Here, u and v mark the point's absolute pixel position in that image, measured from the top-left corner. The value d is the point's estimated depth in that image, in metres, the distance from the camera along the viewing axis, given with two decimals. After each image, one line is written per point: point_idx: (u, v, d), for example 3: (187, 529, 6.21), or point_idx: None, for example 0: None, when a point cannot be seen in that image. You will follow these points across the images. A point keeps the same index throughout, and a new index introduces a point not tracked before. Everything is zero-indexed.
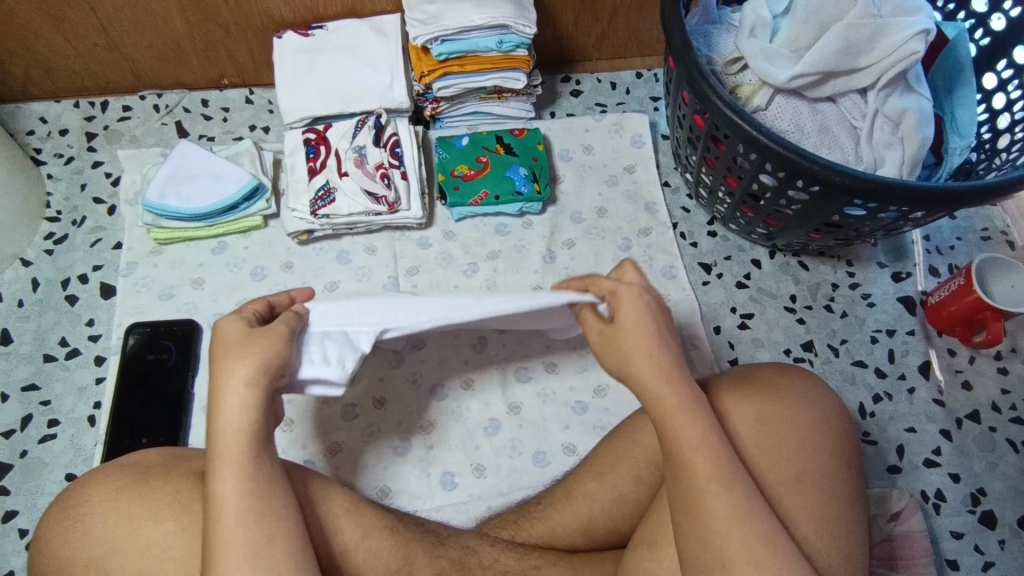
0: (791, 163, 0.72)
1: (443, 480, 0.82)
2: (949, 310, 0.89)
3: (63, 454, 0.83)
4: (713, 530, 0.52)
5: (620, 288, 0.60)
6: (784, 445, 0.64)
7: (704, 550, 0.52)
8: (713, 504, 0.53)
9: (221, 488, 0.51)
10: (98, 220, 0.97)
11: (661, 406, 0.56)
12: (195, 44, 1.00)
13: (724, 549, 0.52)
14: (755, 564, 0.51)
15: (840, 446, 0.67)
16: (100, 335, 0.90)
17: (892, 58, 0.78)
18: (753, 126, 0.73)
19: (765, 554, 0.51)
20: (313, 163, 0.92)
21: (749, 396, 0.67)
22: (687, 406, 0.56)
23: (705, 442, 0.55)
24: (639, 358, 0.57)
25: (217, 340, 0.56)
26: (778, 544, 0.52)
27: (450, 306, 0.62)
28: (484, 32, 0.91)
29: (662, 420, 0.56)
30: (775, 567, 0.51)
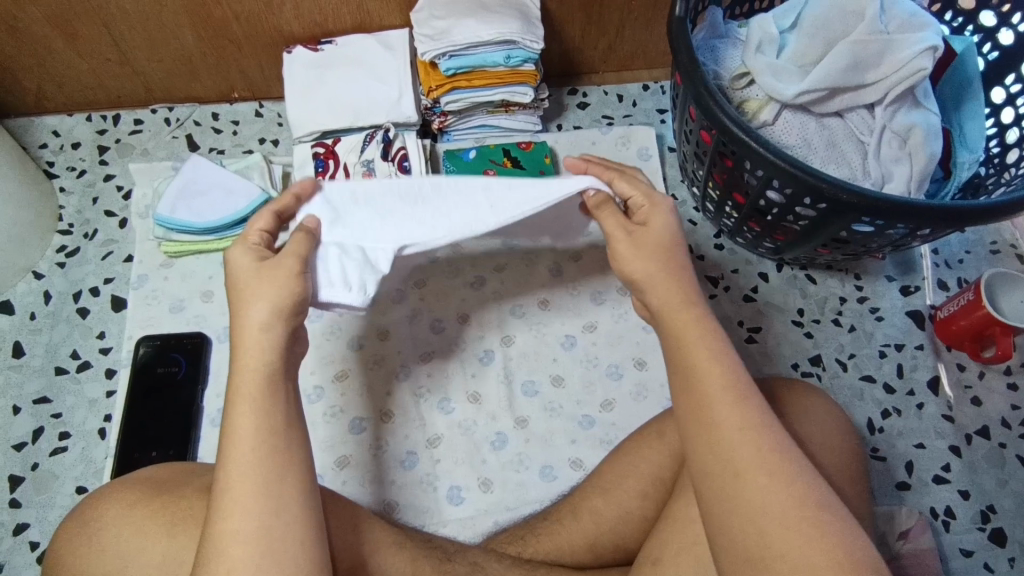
0: (801, 181, 0.72)
1: (450, 495, 0.83)
2: (959, 325, 0.88)
3: (74, 467, 0.84)
4: (726, 438, 0.52)
5: (657, 197, 0.63)
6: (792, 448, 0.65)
7: (717, 461, 0.52)
8: (727, 416, 0.52)
9: (234, 456, 0.51)
10: (110, 233, 0.98)
11: (679, 326, 0.58)
12: (206, 59, 1.01)
13: (736, 458, 0.51)
14: (769, 475, 0.50)
15: (846, 461, 0.67)
16: (110, 348, 0.91)
17: (899, 74, 0.78)
18: (763, 145, 0.73)
19: (780, 466, 0.50)
20: (322, 177, 0.93)
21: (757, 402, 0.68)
22: (706, 332, 0.57)
23: (722, 361, 0.55)
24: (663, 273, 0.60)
25: (233, 269, 0.58)
26: (791, 454, 0.51)
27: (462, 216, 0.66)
28: (492, 48, 0.91)
29: (681, 340, 0.57)
30: (788, 476, 0.50)
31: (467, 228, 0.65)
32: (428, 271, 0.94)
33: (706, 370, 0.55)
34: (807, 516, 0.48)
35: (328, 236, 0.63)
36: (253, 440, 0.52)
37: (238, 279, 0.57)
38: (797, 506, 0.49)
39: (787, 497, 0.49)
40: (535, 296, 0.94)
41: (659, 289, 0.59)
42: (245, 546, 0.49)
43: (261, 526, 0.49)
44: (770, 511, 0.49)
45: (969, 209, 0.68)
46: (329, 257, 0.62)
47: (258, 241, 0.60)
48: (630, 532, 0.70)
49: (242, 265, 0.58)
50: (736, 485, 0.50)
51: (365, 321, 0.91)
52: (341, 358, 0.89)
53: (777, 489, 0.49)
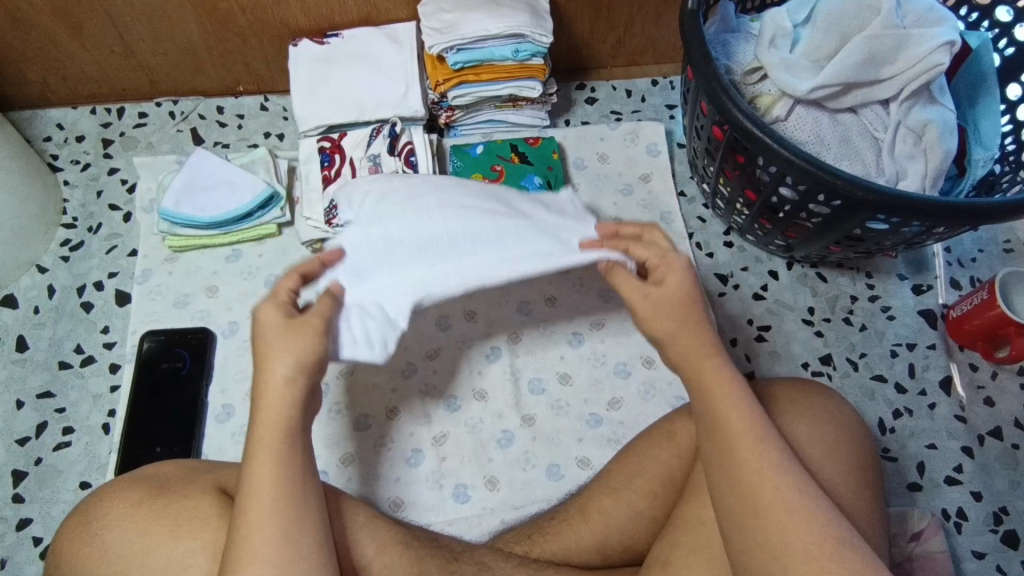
0: (814, 177, 0.71)
1: (456, 493, 0.82)
2: (972, 324, 0.87)
3: (78, 462, 0.83)
4: (747, 478, 0.53)
5: (671, 257, 0.62)
6: (815, 454, 0.65)
7: (739, 500, 0.53)
8: (747, 455, 0.54)
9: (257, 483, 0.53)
10: (114, 227, 0.97)
11: (698, 365, 0.59)
12: (211, 52, 1.00)
13: (758, 498, 0.52)
14: (790, 513, 0.51)
15: (862, 459, 0.67)
16: (114, 343, 0.90)
17: (917, 69, 0.77)
18: (780, 143, 0.71)
19: (801, 504, 0.52)
20: (328, 171, 0.92)
21: (776, 407, 0.67)
22: (723, 371, 0.58)
23: (741, 401, 0.57)
24: (681, 317, 0.60)
25: (260, 325, 0.58)
26: (812, 492, 0.53)
27: (485, 270, 0.65)
28: (500, 41, 0.90)
29: (704, 384, 0.58)
30: (810, 513, 0.51)
31: (481, 281, 0.65)
32: None
33: (727, 410, 0.56)
34: (828, 552, 0.50)
35: (351, 294, 0.63)
36: (275, 466, 0.54)
37: (267, 337, 0.57)
38: (820, 541, 0.50)
39: (808, 534, 0.50)
40: (541, 293, 0.93)
41: (677, 333, 0.60)
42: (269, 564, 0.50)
43: (284, 552, 0.51)
44: (792, 548, 0.50)
45: (988, 206, 0.67)
46: (351, 316, 0.62)
47: (286, 300, 0.60)
48: (640, 534, 0.69)
49: (272, 319, 0.58)
50: (758, 524, 0.52)
51: None
52: None
53: (797, 526, 0.51)
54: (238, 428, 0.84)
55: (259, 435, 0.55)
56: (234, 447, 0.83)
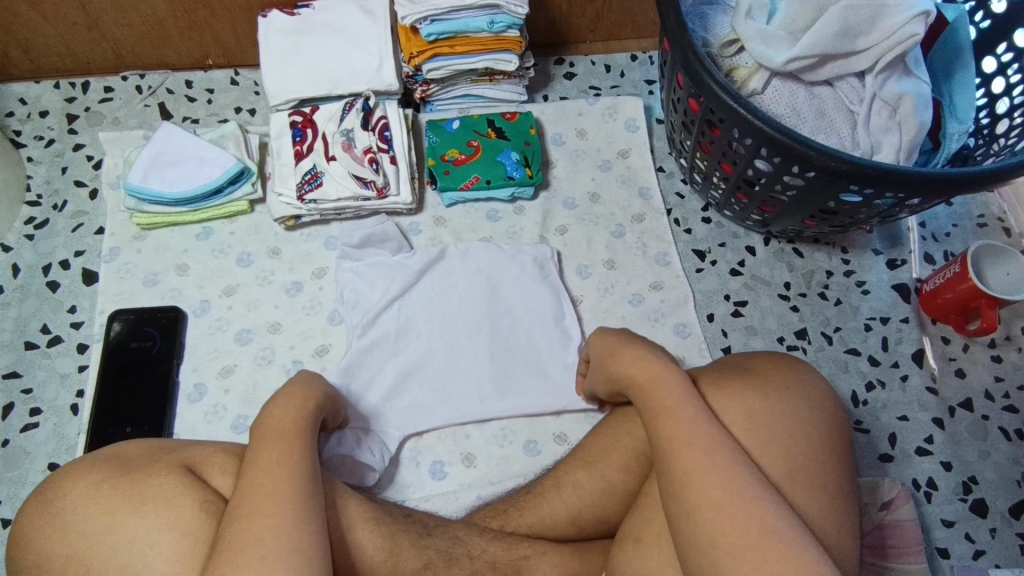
0: (789, 149, 0.70)
1: (433, 470, 0.82)
2: (944, 298, 0.88)
3: (46, 443, 0.82)
4: (685, 478, 0.58)
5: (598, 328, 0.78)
6: (780, 436, 0.66)
7: (677, 500, 0.58)
8: (685, 458, 0.59)
9: (268, 459, 0.58)
10: (80, 205, 0.95)
11: (644, 383, 0.66)
12: (178, 23, 0.97)
13: (689, 496, 0.57)
14: (716, 508, 0.56)
15: (831, 435, 0.68)
16: (82, 322, 0.88)
17: (891, 41, 0.77)
18: (753, 113, 0.71)
19: (730, 500, 0.56)
20: (300, 146, 0.90)
21: (744, 391, 0.69)
22: (667, 385, 0.65)
23: (680, 412, 0.62)
24: (621, 356, 0.70)
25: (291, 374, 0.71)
26: (744, 485, 0.57)
27: (462, 406, 0.84)
28: (474, 12, 0.88)
29: (652, 393, 0.65)
30: (739, 508, 0.56)
31: (460, 417, 0.84)
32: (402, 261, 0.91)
33: (672, 420, 0.62)
34: (753, 543, 0.54)
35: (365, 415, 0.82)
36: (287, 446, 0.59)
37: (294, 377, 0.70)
38: (743, 534, 0.55)
39: (735, 526, 0.55)
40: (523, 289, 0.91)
41: (622, 369, 0.69)
42: (281, 530, 0.53)
43: (293, 522, 0.54)
44: (719, 541, 0.55)
45: (957, 178, 0.67)
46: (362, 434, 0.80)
47: None
48: (613, 510, 0.69)
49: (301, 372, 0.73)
50: (691, 520, 0.57)
51: (346, 294, 0.89)
52: (322, 333, 0.88)
53: (724, 521, 0.55)
54: (211, 407, 0.83)
55: (272, 422, 0.62)
56: (207, 426, 0.82)
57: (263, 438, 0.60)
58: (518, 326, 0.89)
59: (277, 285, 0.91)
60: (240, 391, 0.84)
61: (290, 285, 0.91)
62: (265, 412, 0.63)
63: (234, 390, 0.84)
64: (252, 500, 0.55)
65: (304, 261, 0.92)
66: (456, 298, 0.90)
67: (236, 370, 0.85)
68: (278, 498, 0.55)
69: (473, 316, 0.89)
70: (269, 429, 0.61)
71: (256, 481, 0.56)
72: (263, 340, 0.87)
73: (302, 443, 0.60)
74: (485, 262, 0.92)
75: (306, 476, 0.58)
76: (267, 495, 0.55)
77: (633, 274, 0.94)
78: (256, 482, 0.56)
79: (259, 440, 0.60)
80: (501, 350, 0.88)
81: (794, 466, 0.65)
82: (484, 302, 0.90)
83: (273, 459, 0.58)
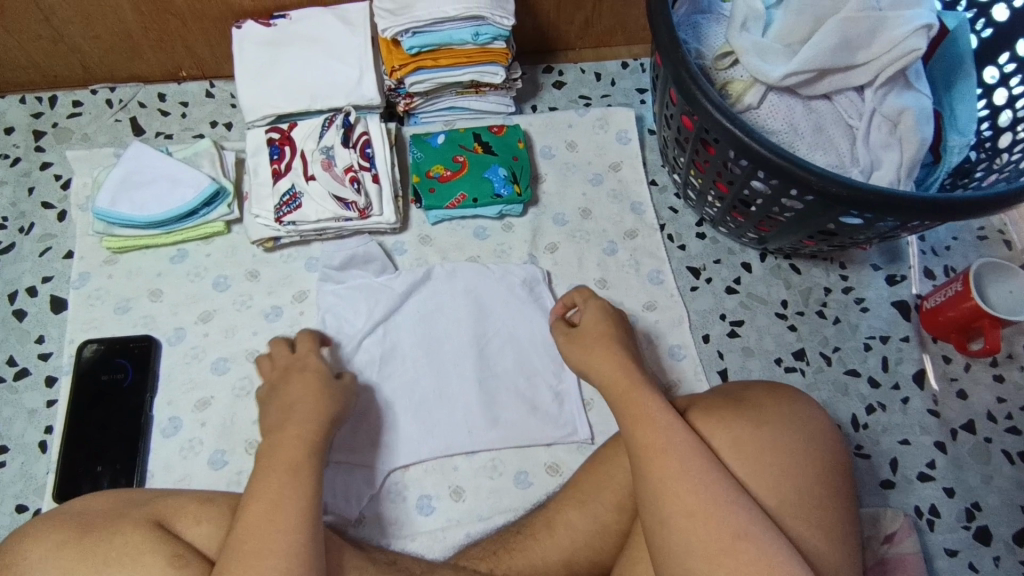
0: (781, 169, 0.67)
1: (420, 505, 0.79)
2: (945, 316, 0.86)
3: (13, 483, 0.78)
4: (659, 487, 0.58)
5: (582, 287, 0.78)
6: (773, 464, 0.65)
7: (652, 510, 0.58)
8: (659, 467, 0.59)
9: (272, 488, 0.57)
10: (48, 227, 0.91)
11: (625, 391, 0.65)
12: (148, 35, 0.92)
13: (664, 506, 0.57)
14: (690, 517, 0.56)
15: (828, 466, 0.66)
16: (50, 353, 0.84)
17: (892, 54, 0.73)
18: (745, 130, 0.68)
19: (706, 511, 0.56)
20: (278, 165, 0.86)
21: (735, 419, 0.67)
22: (647, 395, 0.63)
23: (657, 419, 0.61)
24: (601, 356, 0.69)
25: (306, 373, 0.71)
26: (720, 496, 0.57)
27: (449, 438, 0.81)
28: (458, 23, 0.84)
29: (632, 402, 0.63)
30: (714, 518, 0.56)
31: (448, 448, 0.81)
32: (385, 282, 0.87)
33: (647, 428, 0.61)
34: (724, 548, 0.55)
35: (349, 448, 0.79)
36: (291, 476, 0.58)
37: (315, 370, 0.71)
38: (715, 542, 0.55)
39: (708, 535, 0.55)
40: (513, 311, 0.88)
41: (599, 370, 0.69)
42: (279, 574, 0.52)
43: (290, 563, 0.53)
44: (691, 549, 0.55)
45: (953, 201, 0.64)
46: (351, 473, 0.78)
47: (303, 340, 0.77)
48: (606, 548, 0.67)
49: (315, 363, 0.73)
50: (664, 530, 0.57)
51: (328, 319, 0.85)
52: None
53: (695, 529, 0.56)
54: (187, 442, 0.80)
55: (277, 447, 0.61)
56: (182, 463, 0.79)
57: (262, 468, 0.59)
58: (507, 351, 0.86)
59: (255, 310, 0.87)
60: (217, 424, 0.81)
61: (269, 310, 0.87)
62: (272, 433, 0.63)
63: (210, 423, 0.81)
64: (248, 540, 0.54)
65: (284, 284, 0.89)
66: (443, 321, 0.87)
67: (213, 402, 0.82)
68: (275, 539, 0.54)
69: (461, 340, 0.86)
70: (273, 456, 0.60)
71: (251, 518, 0.55)
72: (241, 369, 0.84)
73: (305, 470, 0.59)
74: (474, 283, 0.89)
75: (308, 512, 0.56)
76: (267, 534, 0.54)
77: (626, 294, 0.91)
78: (255, 522, 0.55)
79: (262, 465, 0.59)
80: (491, 377, 0.85)
81: (786, 495, 0.63)
82: (471, 325, 0.87)
83: (273, 493, 0.57)
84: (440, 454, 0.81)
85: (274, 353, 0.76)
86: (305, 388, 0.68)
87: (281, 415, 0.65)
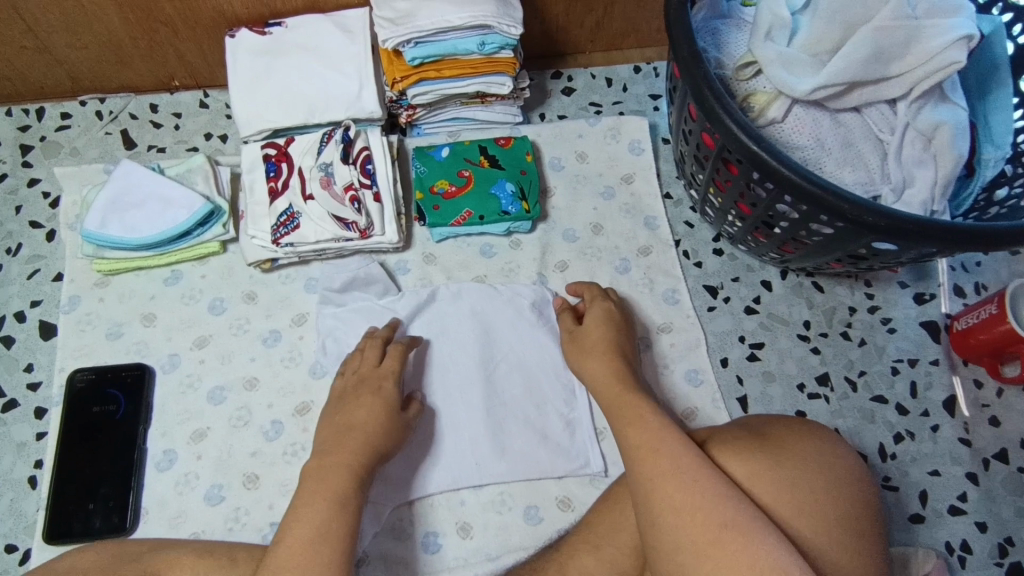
0: (796, 188, 0.64)
1: (426, 542, 0.76)
2: (978, 339, 0.82)
3: (3, 521, 0.75)
4: (651, 486, 0.60)
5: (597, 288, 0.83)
6: (794, 497, 0.61)
7: (647, 509, 0.59)
8: (650, 465, 0.61)
9: (315, 515, 0.62)
10: (36, 248, 0.87)
11: (618, 395, 0.70)
12: (138, 44, 0.88)
13: (656, 505, 0.58)
14: (679, 514, 0.57)
15: (852, 505, 0.63)
16: (40, 383, 0.81)
17: (929, 67, 0.69)
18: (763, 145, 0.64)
19: (696, 506, 0.57)
20: (275, 183, 0.82)
21: (754, 450, 0.64)
22: (637, 398, 0.69)
23: (650, 421, 0.65)
24: (596, 359, 0.75)
25: (379, 393, 0.74)
26: (712, 491, 0.57)
27: (457, 474, 0.78)
28: (463, 33, 0.79)
29: (625, 406, 0.68)
30: (704, 514, 0.56)
31: (455, 484, 0.77)
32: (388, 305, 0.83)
33: (639, 426, 0.65)
34: (712, 540, 0.55)
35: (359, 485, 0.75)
36: (337, 506, 0.64)
37: (388, 396, 0.74)
38: (703, 533, 0.56)
39: (696, 530, 0.56)
40: (522, 333, 0.84)
41: (594, 374, 0.74)
42: None
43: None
44: (680, 544, 0.56)
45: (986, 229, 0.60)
46: (370, 515, 0.74)
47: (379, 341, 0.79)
48: None
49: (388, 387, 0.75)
50: (657, 529, 0.58)
51: (328, 345, 0.82)
52: (303, 389, 0.81)
53: (685, 525, 0.56)
54: (182, 476, 0.77)
55: (330, 471, 0.66)
56: (177, 499, 0.76)
57: (307, 493, 0.64)
58: (515, 377, 0.82)
59: (252, 335, 0.83)
60: (214, 457, 0.78)
61: (267, 335, 0.83)
62: (324, 456, 0.68)
63: (207, 456, 0.78)
64: (286, 563, 0.59)
65: (282, 307, 0.85)
66: (448, 347, 0.83)
67: (209, 434, 0.79)
68: (310, 567, 0.59)
69: (467, 366, 0.82)
70: (320, 482, 0.65)
71: (290, 543, 0.60)
72: (239, 398, 0.80)
73: (351, 502, 0.64)
74: (481, 306, 0.85)
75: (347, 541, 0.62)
76: (307, 558, 0.59)
77: (640, 316, 0.86)
78: (293, 548, 0.60)
79: (308, 489, 0.65)
80: (499, 406, 0.81)
81: (803, 529, 0.60)
82: (477, 350, 0.83)
83: (314, 519, 0.62)
84: (450, 491, 0.78)
85: (364, 350, 0.78)
86: (366, 413, 0.72)
87: (337, 437, 0.70)
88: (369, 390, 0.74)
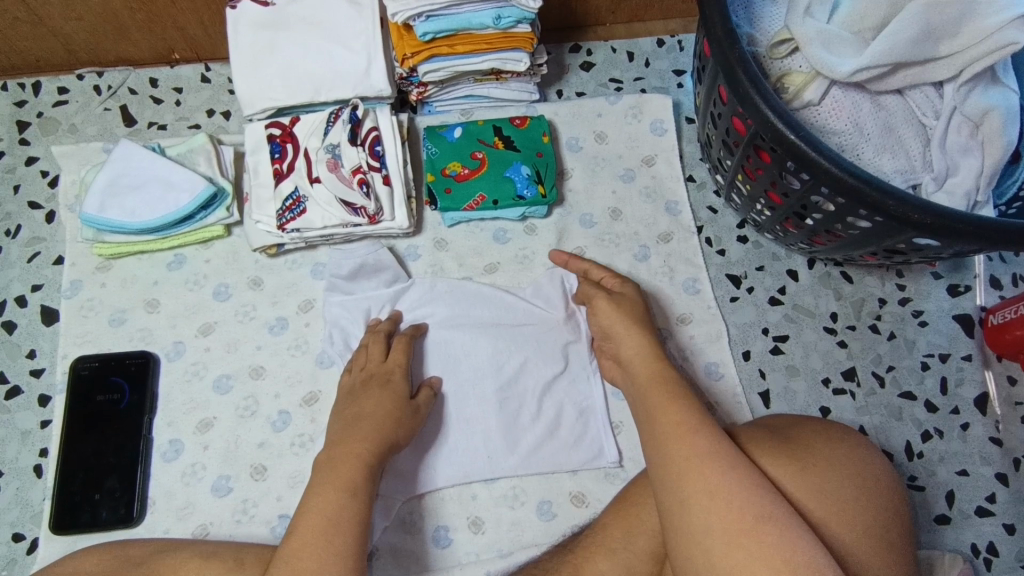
0: (833, 176, 0.59)
1: (437, 536, 0.74)
2: (1015, 335, 0.78)
3: (9, 510, 0.74)
4: (675, 469, 0.57)
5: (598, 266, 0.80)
6: (825, 500, 0.58)
7: (667, 490, 0.57)
8: (668, 446, 0.58)
9: (332, 504, 0.61)
10: (36, 230, 0.84)
11: (650, 367, 0.67)
12: (134, 15, 0.83)
13: (684, 488, 0.55)
14: (710, 496, 0.54)
15: (878, 516, 0.59)
16: (43, 369, 0.79)
17: (982, 48, 0.64)
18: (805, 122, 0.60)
19: (724, 490, 0.54)
20: (280, 165, 0.78)
21: (782, 450, 0.61)
22: (667, 375, 0.65)
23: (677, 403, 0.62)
24: (630, 338, 0.70)
25: (388, 382, 0.73)
26: (740, 479, 0.55)
27: (469, 468, 0.76)
28: (477, 5, 0.74)
29: (645, 392, 0.65)
30: (734, 498, 0.54)
31: (466, 477, 0.76)
32: (397, 293, 0.80)
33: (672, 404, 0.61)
34: (743, 528, 0.52)
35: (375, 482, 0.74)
36: (349, 497, 0.62)
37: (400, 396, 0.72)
38: (732, 520, 0.53)
39: (724, 513, 0.53)
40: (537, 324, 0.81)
41: (629, 354, 0.70)
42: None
43: (341, 568, 0.57)
44: (707, 530, 0.53)
45: None
46: (381, 511, 0.73)
47: (384, 331, 0.77)
48: None
49: (400, 385, 0.73)
50: (683, 512, 0.55)
51: (335, 334, 0.79)
52: (311, 378, 0.79)
53: (714, 508, 0.54)
54: (189, 467, 0.75)
55: (338, 461, 0.64)
56: (185, 490, 0.74)
57: (320, 483, 0.63)
58: (529, 368, 0.79)
59: (259, 322, 0.81)
60: (221, 448, 0.76)
61: (274, 322, 0.81)
62: (338, 446, 0.66)
63: (214, 446, 0.76)
64: (299, 555, 0.57)
65: (289, 293, 0.82)
66: (460, 338, 0.80)
67: (215, 423, 0.77)
68: (324, 554, 0.57)
69: (478, 358, 0.79)
70: (336, 471, 0.63)
71: (305, 531, 0.59)
72: (245, 387, 0.78)
73: (367, 495, 0.63)
74: (493, 294, 0.81)
75: (362, 531, 0.60)
76: (324, 546, 0.58)
77: (659, 305, 0.83)
78: (303, 539, 0.58)
79: (324, 477, 0.63)
80: (512, 398, 0.78)
81: (824, 535, 0.57)
82: (489, 340, 0.80)
83: (330, 507, 0.60)
84: (461, 487, 0.76)
85: (369, 346, 0.76)
86: (371, 403, 0.70)
87: (347, 427, 0.68)
88: (377, 384, 0.72)
